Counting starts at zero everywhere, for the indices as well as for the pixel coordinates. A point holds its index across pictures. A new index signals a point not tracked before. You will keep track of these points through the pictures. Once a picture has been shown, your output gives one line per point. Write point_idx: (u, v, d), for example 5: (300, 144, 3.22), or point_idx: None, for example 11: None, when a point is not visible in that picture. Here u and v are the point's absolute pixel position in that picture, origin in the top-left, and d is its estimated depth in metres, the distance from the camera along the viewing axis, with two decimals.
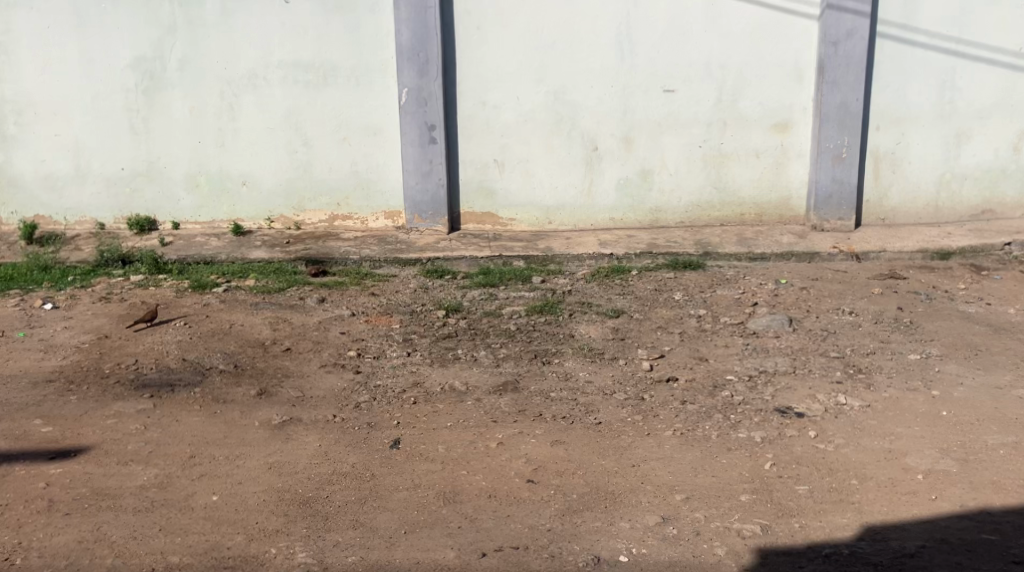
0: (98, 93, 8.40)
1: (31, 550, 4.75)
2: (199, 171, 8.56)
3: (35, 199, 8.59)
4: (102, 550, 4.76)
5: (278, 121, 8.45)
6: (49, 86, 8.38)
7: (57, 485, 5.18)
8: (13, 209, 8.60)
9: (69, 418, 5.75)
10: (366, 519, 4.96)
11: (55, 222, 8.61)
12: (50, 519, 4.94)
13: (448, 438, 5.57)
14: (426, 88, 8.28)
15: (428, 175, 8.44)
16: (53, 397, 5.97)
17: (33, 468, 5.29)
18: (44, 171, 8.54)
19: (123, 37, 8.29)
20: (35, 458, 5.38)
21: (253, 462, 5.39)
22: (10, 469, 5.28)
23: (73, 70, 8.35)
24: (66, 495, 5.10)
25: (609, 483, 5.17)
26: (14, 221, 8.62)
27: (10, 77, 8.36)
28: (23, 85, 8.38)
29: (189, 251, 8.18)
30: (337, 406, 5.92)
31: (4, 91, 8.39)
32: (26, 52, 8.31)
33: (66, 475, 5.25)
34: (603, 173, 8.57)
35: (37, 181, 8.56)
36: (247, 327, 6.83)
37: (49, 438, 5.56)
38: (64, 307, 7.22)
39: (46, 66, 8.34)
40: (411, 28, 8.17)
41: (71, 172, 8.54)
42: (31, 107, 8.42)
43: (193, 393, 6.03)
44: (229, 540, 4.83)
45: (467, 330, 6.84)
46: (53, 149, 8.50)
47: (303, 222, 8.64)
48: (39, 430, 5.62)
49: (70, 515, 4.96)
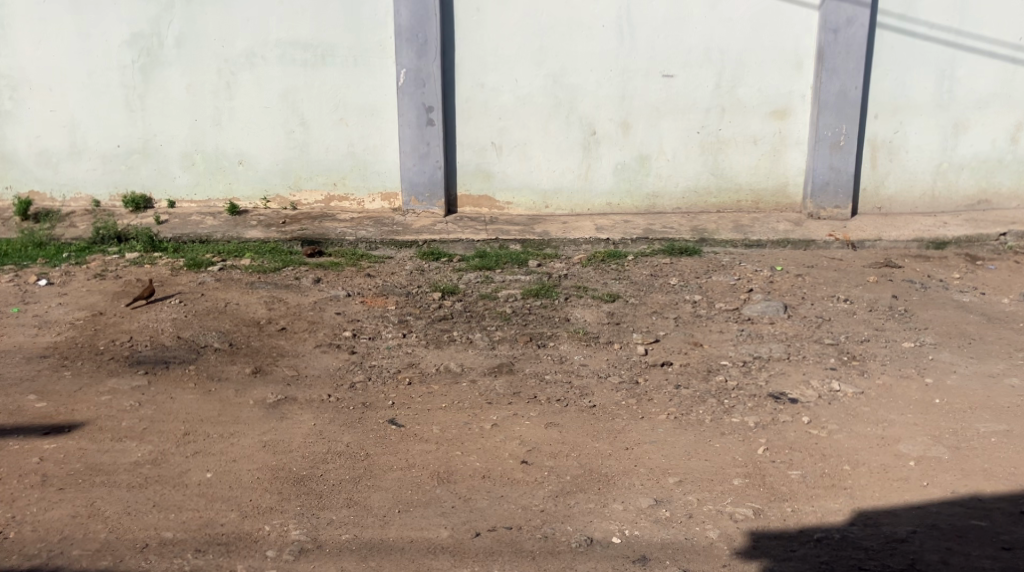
0: (94, 69, 8.36)
1: (25, 524, 4.76)
2: (196, 150, 8.54)
3: (30, 175, 8.58)
4: (96, 525, 4.77)
5: (275, 100, 8.43)
6: (45, 61, 8.35)
7: (51, 460, 5.18)
8: (8, 184, 8.59)
9: (64, 394, 5.75)
10: (360, 498, 4.98)
11: (50, 198, 8.60)
12: (44, 493, 4.95)
13: (442, 418, 5.59)
14: (424, 70, 8.27)
15: (426, 157, 8.44)
16: (47, 372, 5.98)
17: (27, 443, 5.29)
18: (39, 146, 8.52)
19: (121, 12, 8.26)
20: (29, 433, 5.38)
21: (247, 441, 5.39)
22: (4, 443, 5.28)
23: (70, 45, 8.32)
24: (60, 469, 5.11)
25: (603, 466, 5.18)
26: (8, 196, 8.61)
27: (7, 51, 8.33)
28: (18, 59, 8.34)
29: (184, 230, 8.17)
30: (333, 385, 5.93)
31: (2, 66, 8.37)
32: (21, 25, 8.28)
33: (61, 450, 5.25)
34: (601, 158, 8.57)
35: (32, 157, 8.54)
36: (243, 306, 6.83)
37: (44, 413, 5.56)
38: (59, 284, 7.22)
39: (43, 43, 8.32)
40: (410, 9, 8.16)
41: (67, 147, 8.52)
42: (26, 83, 8.39)
43: (188, 370, 6.03)
44: (223, 517, 4.84)
45: (462, 312, 6.84)
46: (50, 125, 8.48)
47: (299, 202, 8.65)
48: (34, 405, 5.63)
49: (63, 489, 4.97)
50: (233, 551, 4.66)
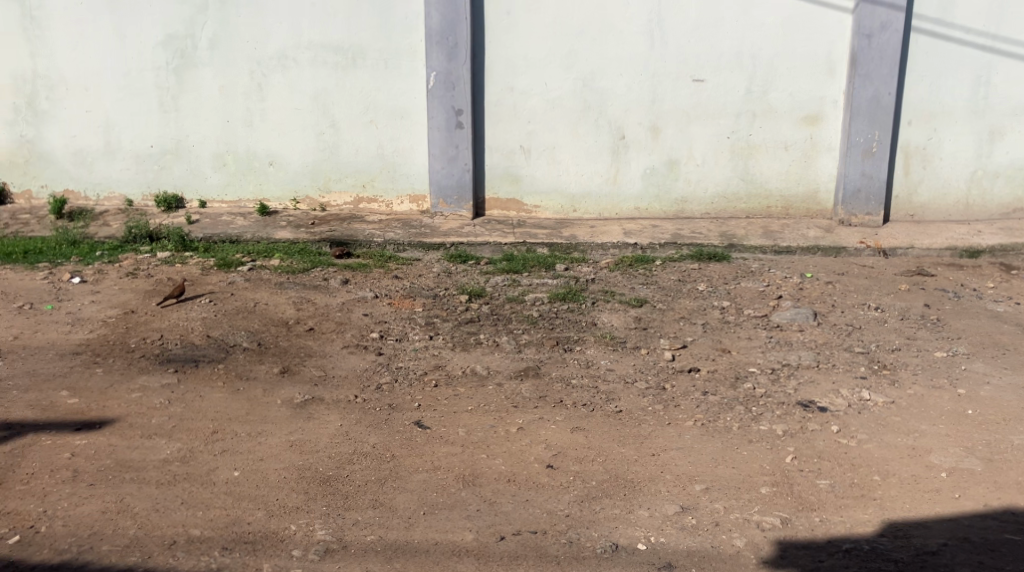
0: (129, 70, 8.44)
1: (55, 519, 4.80)
2: (227, 150, 8.60)
3: (65, 174, 8.66)
4: (125, 521, 4.81)
5: (306, 101, 8.48)
6: (82, 62, 8.43)
7: (82, 455, 5.23)
8: (43, 183, 8.67)
9: (95, 390, 5.80)
10: (386, 499, 5.00)
11: (85, 197, 8.69)
12: (74, 488, 5.00)
13: (469, 421, 5.61)
14: (455, 72, 8.30)
15: (454, 160, 8.47)
16: (79, 369, 6.03)
17: (59, 438, 5.35)
18: (74, 146, 8.60)
19: (156, 14, 8.33)
20: (61, 429, 5.43)
21: (275, 440, 5.42)
22: (36, 438, 5.34)
23: (106, 45, 8.40)
24: (90, 465, 5.16)
25: (629, 471, 5.18)
26: (44, 195, 8.69)
27: (44, 52, 8.41)
28: (55, 60, 8.43)
29: (214, 230, 8.23)
30: (359, 386, 5.96)
31: (38, 65, 8.44)
32: (58, 26, 8.36)
33: (91, 446, 5.30)
34: (630, 163, 8.56)
35: (67, 157, 8.62)
36: (271, 307, 6.87)
37: (75, 409, 5.62)
38: (91, 282, 7.28)
39: (79, 43, 8.39)
40: (441, 12, 8.20)
41: (101, 147, 8.60)
42: (62, 83, 8.47)
43: (217, 369, 6.07)
44: (249, 515, 4.88)
45: (489, 315, 6.87)
46: (84, 125, 8.56)
47: (328, 204, 8.69)
48: (66, 401, 5.68)
49: (94, 485, 5.02)
50: (259, 549, 4.69)
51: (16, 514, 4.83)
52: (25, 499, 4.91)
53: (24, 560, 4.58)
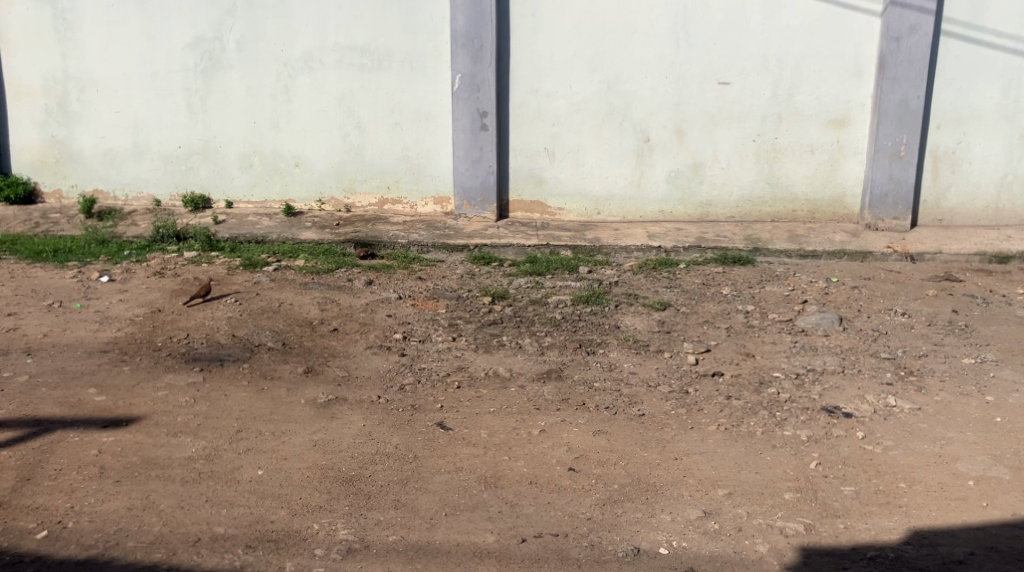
0: (158, 71, 8.51)
1: (82, 515, 4.85)
2: (253, 151, 8.65)
3: (94, 174, 8.73)
4: (150, 518, 4.85)
5: (332, 103, 8.52)
6: (112, 63, 8.51)
7: (109, 452, 5.28)
8: (73, 183, 8.75)
9: (122, 388, 5.86)
10: (408, 500, 5.03)
11: (114, 197, 8.76)
12: (101, 484, 5.05)
13: (491, 423, 5.63)
14: (479, 75, 8.33)
15: (479, 162, 8.49)
16: (107, 367, 6.09)
17: (86, 435, 5.40)
18: (104, 146, 8.68)
19: (185, 16, 8.39)
20: (89, 426, 5.49)
21: (298, 439, 5.46)
22: (64, 435, 5.40)
23: (135, 47, 8.47)
24: (117, 462, 5.21)
25: (651, 475, 5.19)
26: (74, 194, 8.77)
27: (75, 53, 8.49)
28: (86, 62, 8.51)
29: (240, 230, 8.29)
30: (382, 387, 5.99)
31: (69, 67, 8.53)
32: (89, 28, 8.44)
33: (118, 443, 5.35)
34: (654, 165, 8.57)
35: (97, 157, 8.70)
36: (296, 307, 6.91)
37: (103, 406, 5.67)
38: (120, 281, 7.35)
39: (109, 45, 8.47)
40: (467, 14, 8.23)
41: (131, 148, 8.68)
42: (93, 84, 8.55)
43: (242, 368, 6.12)
44: (273, 514, 4.92)
45: (512, 317, 6.88)
46: (114, 125, 8.64)
47: (353, 205, 8.72)
48: (94, 398, 5.74)
49: (120, 482, 5.07)
50: (283, 548, 4.72)
51: (43, 509, 4.88)
52: (52, 495, 4.97)
53: (51, 555, 4.63)
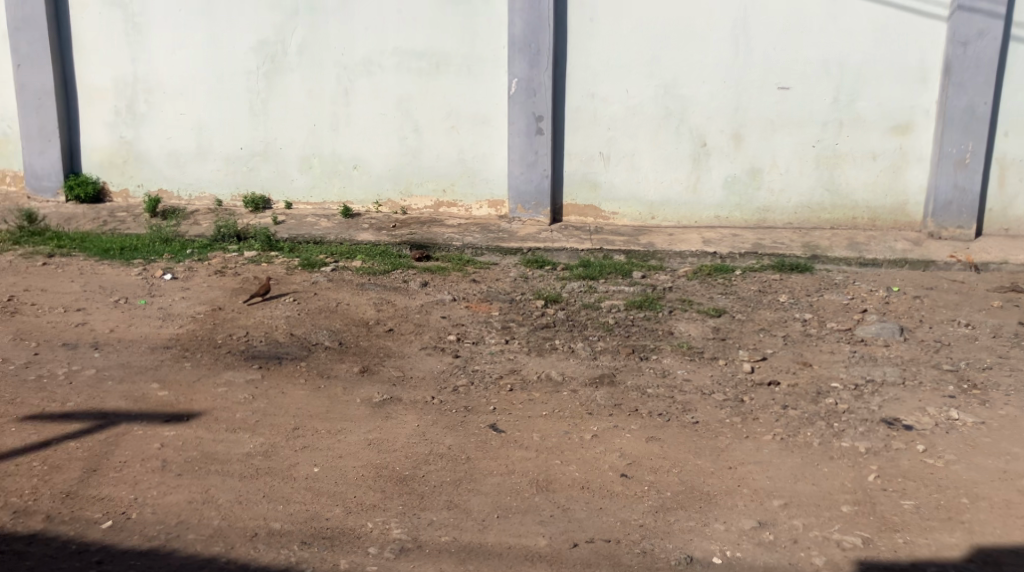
0: (222, 75, 8.69)
1: (145, 506, 4.96)
2: (313, 153, 8.79)
3: (159, 174, 8.95)
4: (210, 512, 4.95)
5: (391, 107, 8.63)
6: (178, 67, 8.71)
7: (171, 446, 5.39)
8: (139, 182, 8.98)
9: (184, 383, 5.98)
10: (460, 501, 5.08)
11: (178, 197, 8.96)
12: (163, 477, 5.16)
13: (543, 427, 5.67)
14: (536, 79, 8.37)
15: (534, 165, 8.53)
16: (169, 363, 6.21)
17: (149, 429, 5.52)
18: (169, 147, 8.89)
19: (249, 21, 8.55)
20: (152, 420, 5.61)
21: (353, 438, 5.54)
22: (128, 428, 5.52)
23: (200, 51, 8.66)
24: (178, 456, 5.32)
25: (705, 484, 5.21)
26: (140, 193, 9.00)
27: (143, 57, 8.72)
28: (153, 65, 8.73)
29: (300, 232, 8.43)
30: (435, 388, 6.05)
31: (137, 70, 8.76)
32: (157, 33, 8.66)
33: (179, 438, 5.46)
34: (711, 170, 8.55)
35: (162, 158, 8.91)
36: (353, 307, 7.00)
37: (165, 401, 5.79)
38: (182, 279, 7.48)
39: (176, 48, 8.68)
40: (525, 19, 8.28)
41: (194, 149, 8.87)
42: (160, 87, 8.77)
43: (299, 366, 6.21)
44: (328, 511, 4.99)
45: (565, 320, 6.92)
46: (179, 127, 8.84)
47: (409, 207, 8.81)
48: (157, 393, 5.86)
49: (181, 475, 5.18)
50: (337, 545, 4.79)
51: (108, 500, 5.00)
52: (116, 486, 5.08)
53: (115, 544, 4.73)
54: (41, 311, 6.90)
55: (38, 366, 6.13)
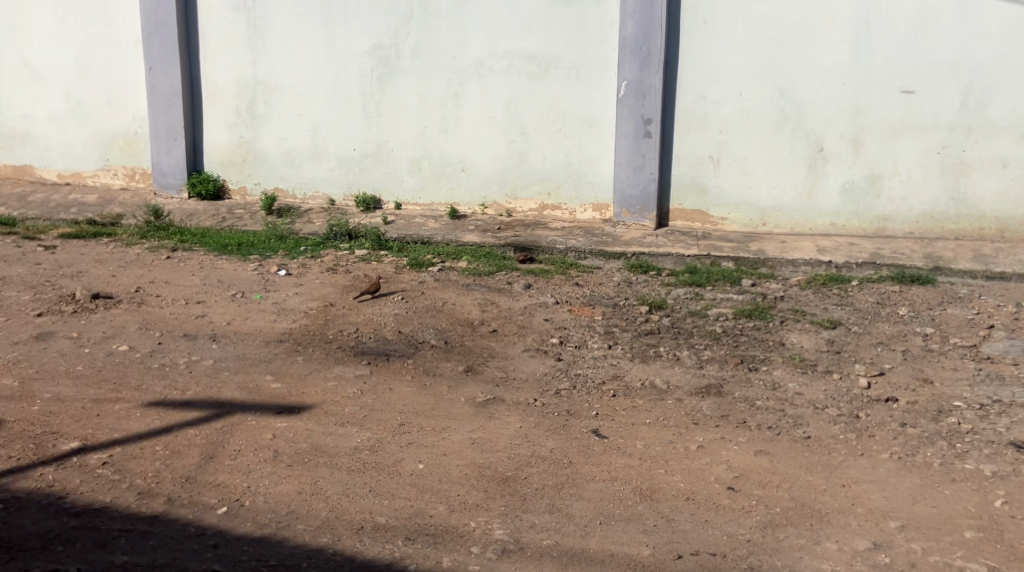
0: (337, 78, 8.89)
1: (257, 495, 4.92)
2: (423, 155, 8.86)
3: (276, 173, 9.19)
4: (318, 503, 4.89)
5: (498, 110, 8.62)
6: (296, 70, 8.95)
7: (283, 438, 5.36)
8: (258, 181, 9.24)
9: (295, 375, 5.97)
10: (562, 505, 4.93)
11: (293, 196, 9.18)
12: (275, 468, 5.12)
13: (646, 434, 5.49)
14: (646, 81, 8.22)
15: (640, 169, 8.37)
16: (282, 355, 6.20)
17: (262, 419, 5.51)
18: (285, 148, 9.12)
19: (365, 25, 8.73)
20: (265, 410, 5.59)
21: (457, 436, 5.43)
22: (242, 417, 5.52)
23: (317, 54, 8.88)
24: (289, 447, 5.28)
25: (816, 501, 4.98)
26: (257, 191, 9.25)
27: (264, 60, 8.99)
28: (273, 67, 8.99)
29: (408, 232, 8.42)
30: (538, 390, 5.92)
31: (258, 72, 9.04)
32: (277, 36, 8.92)
33: (291, 430, 5.43)
34: (828, 176, 8.23)
35: (278, 157, 9.16)
36: (459, 307, 6.90)
37: (277, 393, 5.77)
38: (295, 275, 7.53)
39: (295, 52, 8.92)
40: (636, 20, 8.16)
41: (309, 149, 9.08)
42: (279, 89, 9.02)
43: (406, 364, 6.15)
44: (432, 508, 4.89)
45: (670, 328, 6.73)
46: (296, 128, 9.07)
47: (514, 210, 8.76)
48: (270, 384, 5.86)
49: (291, 467, 5.13)
50: (439, 543, 4.67)
51: (223, 486, 4.98)
52: (231, 474, 5.06)
53: (229, 529, 4.69)
54: (162, 303, 6.98)
55: (160, 355, 6.19)
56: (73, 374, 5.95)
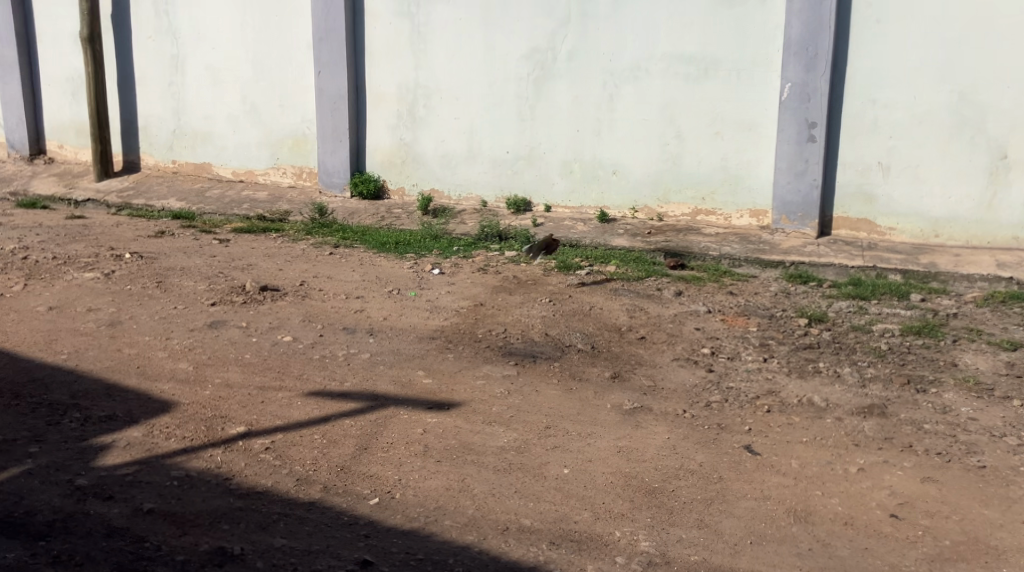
0: (494, 81, 8.81)
1: (408, 488, 4.83)
2: (575, 158, 8.70)
3: (432, 175, 9.18)
4: (466, 500, 4.76)
5: (654, 113, 8.38)
6: (455, 74, 8.93)
7: (432, 433, 5.27)
8: (415, 182, 9.25)
9: (445, 373, 5.90)
10: (712, 521, 4.68)
11: (447, 197, 9.15)
12: (424, 462, 5.02)
13: (804, 454, 5.19)
14: (811, 84, 7.86)
15: (802, 174, 8.00)
16: (433, 353, 6.14)
17: (414, 414, 5.44)
18: (442, 150, 9.10)
19: (523, 29, 8.62)
20: (415, 405, 5.53)
21: (604, 443, 5.24)
22: (395, 411, 5.46)
23: (476, 57, 8.83)
24: (438, 443, 5.19)
25: (991, 537, 4.59)
26: (414, 192, 9.26)
27: (424, 63, 9.00)
28: (433, 71, 8.99)
29: (559, 234, 8.30)
30: (688, 401, 5.67)
31: (419, 77, 9.05)
32: (438, 40, 8.91)
33: (441, 425, 5.34)
34: (1011, 186, 7.61)
35: (435, 160, 9.14)
36: (606, 311, 6.71)
37: (428, 389, 5.71)
38: (449, 274, 7.48)
39: (455, 55, 8.89)
40: (803, 20, 7.81)
41: (465, 152, 9.03)
42: (438, 92, 9.01)
43: (553, 367, 5.99)
44: (577, 514, 4.70)
45: (830, 342, 6.38)
46: (453, 131, 9.03)
47: (665, 214, 8.51)
48: (422, 380, 5.80)
49: (440, 462, 5.03)
50: (586, 550, 4.48)
51: (375, 477, 4.90)
52: (383, 465, 4.99)
53: (381, 521, 4.60)
54: (325, 297, 6.99)
55: (321, 347, 6.19)
56: (242, 361, 6.00)
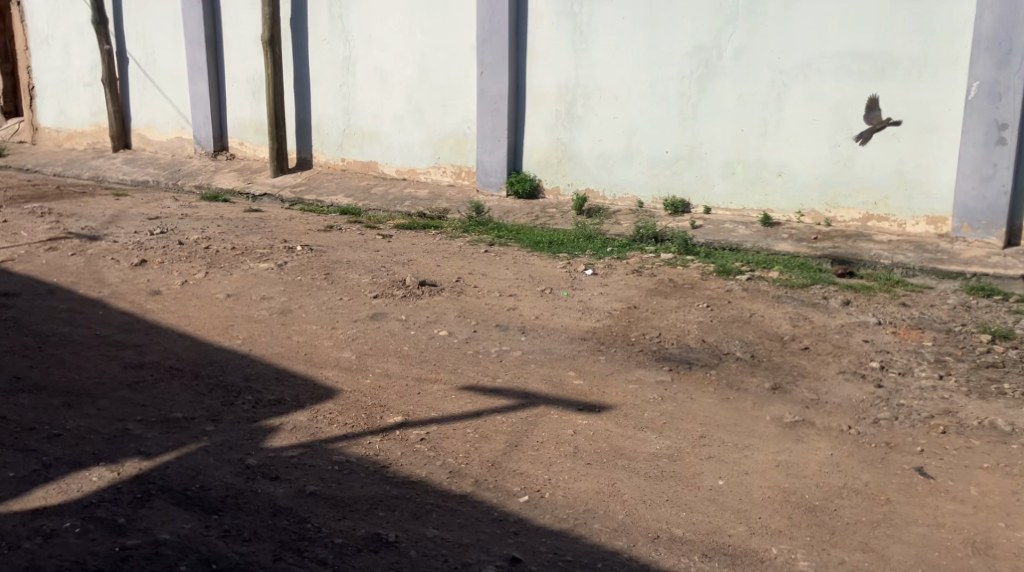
0: (656, 80, 8.51)
1: (557, 489, 4.59)
2: (737, 159, 8.30)
3: (589, 175, 8.93)
4: (616, 505, 4.49)
5: (825, 112, 7.93)
6: (616, 73, 8.66)
7: (583, 435, 5.02)
8: (571, 181, 9.02)
9: (598, 374, 5.64)
10: (878, 545, 4.29)
11: (603, 197, 8.88)
12: (574, 464, 4.78)
13: (984, 480, 4.73)
14: (1004, 81, 7.24)
15: (989, 179, 7.36)
16: (585, 353, 5.89)
17: (565, 415, 5.19)
18: (599, 149, 8.84)
19: (688, 26, 8.29)
20: (565, 406, 5.29)
21: (762, 456, 4.89)
22: (545, 411, 5.23)
23: (638, 56, 8.54)
24: (590, 445, 4.93)
25: None
26: (569, 192, 9.03)
27: (585, 62, 8.77)
28: (593, 70, 8.75)
29: (718, 236, 7.94)
30: (855, 417, 5.27)
31: (579, 76, 8.83)
32: (600, 39, 8.67)
33: (592, 428, 5.09)
34: None
35: (592, 159, 8.89)
36: (767, 319, 6.33)
37: (580, 390, 5.46)
38: (601, 275, 7.22)
39: (616, 54, 8.63)
40: (996, 14, 7.21)
41: (622, 152, 8.74)
42: (598, 92, 8.76)
43: (709, 374, 5.66)
44: (732, 528, 4.38)
45: (1016, 361, 5.85)
46: (612, 130, 8.76)
47: (834, 219, 8.02)
48: (573, 381, 5.55)
49: (591, 464, 4.77)
50: (739, 565, 4.17)
51: (524, 475, 4.68)
52: (533, 463, 4.76)
53: (530, 519, 4.38)
54: (480, 293, 6.81)
55: (475, 343, 6.00)
56: (401, 352, 5.87)
